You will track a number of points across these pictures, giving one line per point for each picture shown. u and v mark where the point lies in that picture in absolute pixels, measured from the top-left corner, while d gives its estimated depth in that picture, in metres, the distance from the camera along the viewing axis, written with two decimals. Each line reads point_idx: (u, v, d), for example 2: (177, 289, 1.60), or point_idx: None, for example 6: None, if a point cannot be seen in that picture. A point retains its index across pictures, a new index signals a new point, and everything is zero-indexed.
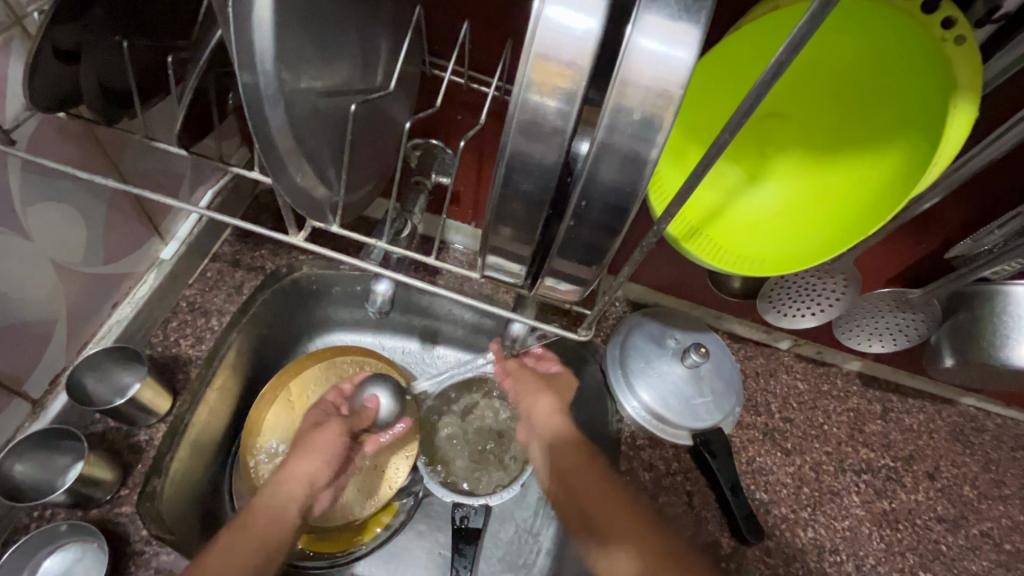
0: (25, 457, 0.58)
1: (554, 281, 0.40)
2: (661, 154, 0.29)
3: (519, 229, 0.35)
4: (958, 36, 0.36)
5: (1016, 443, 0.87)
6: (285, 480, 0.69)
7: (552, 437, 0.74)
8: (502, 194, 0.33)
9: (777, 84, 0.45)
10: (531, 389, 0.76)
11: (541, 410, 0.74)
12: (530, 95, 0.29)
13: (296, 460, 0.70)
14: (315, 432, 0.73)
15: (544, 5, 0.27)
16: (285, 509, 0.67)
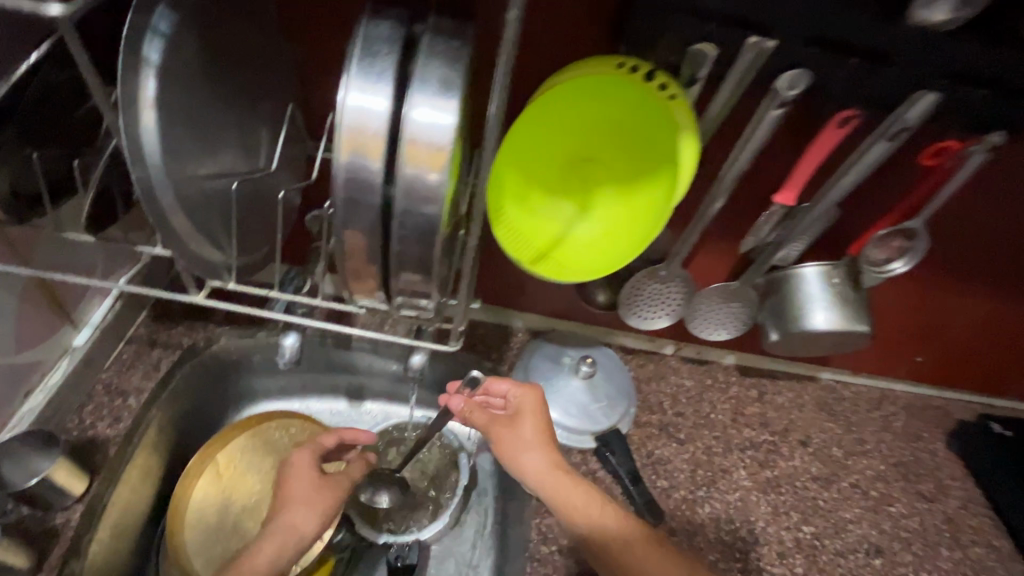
0: None
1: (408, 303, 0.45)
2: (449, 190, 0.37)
3: None
4: (672, 94, 0.51)
5: (871, 404, 1.02)
6: (275, 538, 0.65)
7: (557, 484, 0.70)
8: (340, 238, 0.39)
9: (579, 139, 0.58)
10: (508, 440, 0.72)
11: (530, 456, 0.72)
12: (345, 159, 0.36)
13: (291, 515, 0.66)
14: (316, 487, 0.69)
15: (345, 91, 0.35)
16: (273, 565, 0.64)
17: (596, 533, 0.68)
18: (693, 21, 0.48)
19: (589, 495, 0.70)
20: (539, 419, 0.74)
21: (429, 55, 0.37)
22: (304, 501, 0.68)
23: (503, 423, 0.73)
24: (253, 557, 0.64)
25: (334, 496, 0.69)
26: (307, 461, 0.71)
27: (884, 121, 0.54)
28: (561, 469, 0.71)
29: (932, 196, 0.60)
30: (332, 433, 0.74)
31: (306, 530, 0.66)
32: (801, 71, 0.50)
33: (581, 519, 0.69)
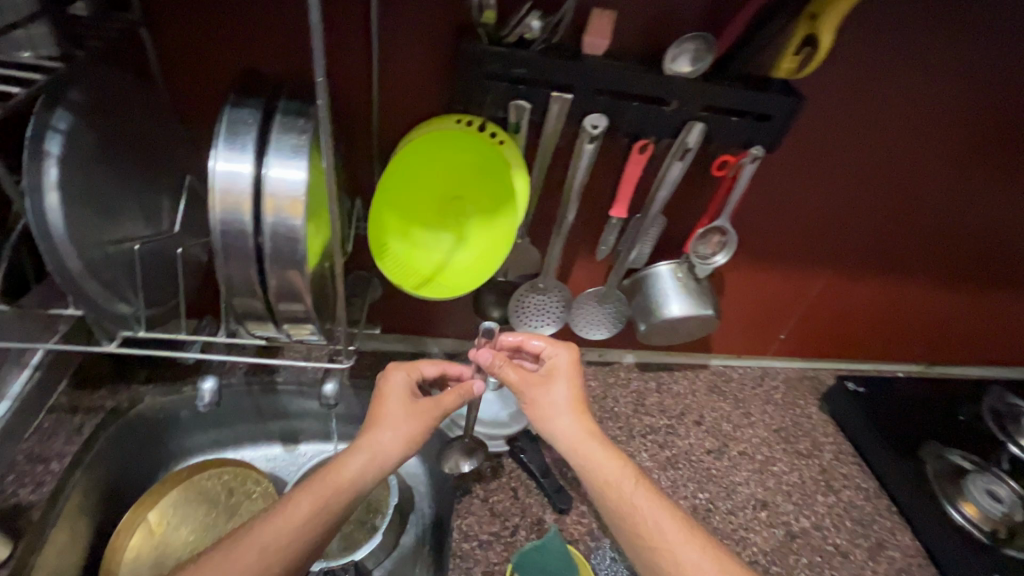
0: None
1: (291, 325, 0.55)
2: (304, 227, 0.47)
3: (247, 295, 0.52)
4: (501, 139, 0.65)
5: (754, 381, 1.17)
6: (362, 453, 0.63)
7: (591, 452, 0.68)
8: (225, 275, 0.49)
9: (443, 179, 0.71)
10: (542, 397, 0.71)
11: (561, 421, 0.70)
12: (218, 213, 0.47)
13: (382, 432, 0.64)
14: (408, 410, 0.67)
15: (214, 162, 0.46)
16: (358, 480, 0.62)
17: (624, 511, 0.64)
18: (506, 85, 0.61)
19: (623, 468, 0.67)
20: (573, 381, 0.73)
21: (281, 129, 0.48)
22: (395, 423, 0.65)
23: (534, 382, 0.72)
24: (340, 469, 0.62)
25: (421, 423, 0.67)
26: (402, 383, 0.69)
27: (673, 145, 0.69)
28: (594, 435, 0.69)
29: (729, 198, 0.76)
30: (433, 362, 0.74)
31: (392, 449, 0.64)
32: (597, 113, 0.64)
33: (611, 492, 0.66)
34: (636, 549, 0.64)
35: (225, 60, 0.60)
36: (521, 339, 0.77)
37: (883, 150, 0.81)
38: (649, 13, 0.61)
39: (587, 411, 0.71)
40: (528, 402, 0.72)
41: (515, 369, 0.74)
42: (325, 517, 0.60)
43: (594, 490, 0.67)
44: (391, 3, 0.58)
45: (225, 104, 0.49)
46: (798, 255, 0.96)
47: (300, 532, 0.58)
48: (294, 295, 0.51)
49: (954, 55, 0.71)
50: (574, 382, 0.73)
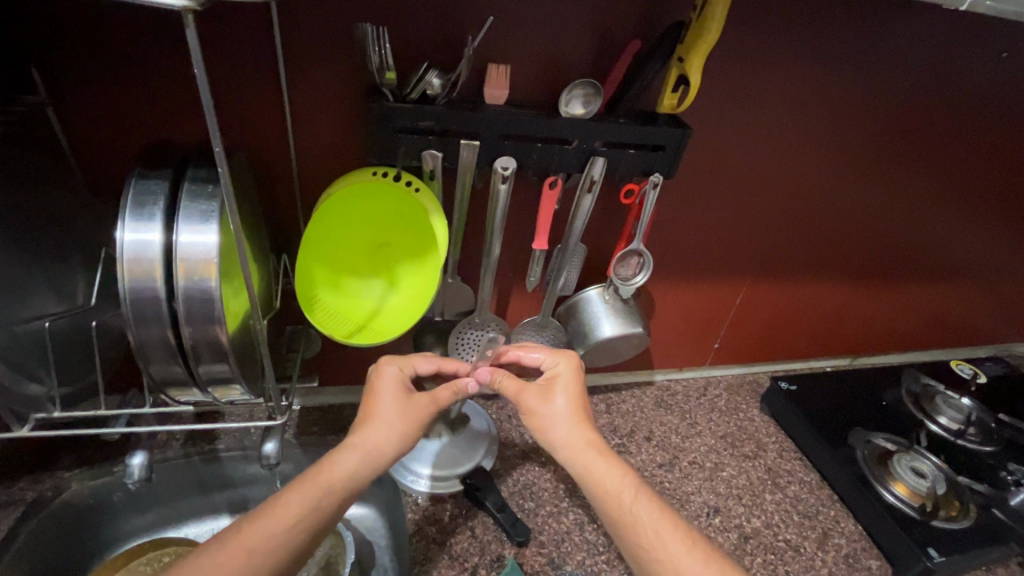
0: None
1: (214, 387, 0.55)
2: (218, 286, 0.49)
3: (164, 360, 0.52)
4: (416, 186, 0.69)
5: (697, 392, 1.22)
6: (357, 451, 0.62)
7: (590, 460, 0.67)
8: (140, 341, 0.50)
9: (368, 229, 0.73)
10: (536, 404, 0.73)
11: (559, 428, 0.71)
12: (128, 281, 0.48)
13: (375, 428, 0.64)
14: (406, 407, 0.67)
15: (121, 233, 0.48)
16: (352, 478, 0.60)
17: (624, 523, 0.63)
18: (416, 137, 0.65)
19: (621, 478, 0.66)
20: (569, 387, 0.74)
21: (189, 195, 0.50)
22: (389, 418, 0.65)
23: (534, 392, 0.74)
24: (332, 467, 0.60)
25: (415, 416, 0.67)
26: (394, 377, 0.69)
27: (581, 178, 0.74)
28: (592, 439, 0.69)
29: (639, 222, 0.82)
30: (427, 359, 0.74)
31: (387, 444, 0.63)
32: (506, 156, 0.69)
33: (611, 503, 0.65)
34: (637, 560, 0.62)
35: (137, 132, 0.61)
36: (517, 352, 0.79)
37: (775, 171, 0.90)
38: (542, 65, 0.67)
39: (585, 418, 0.72)
40: (526, 409, 0.73)
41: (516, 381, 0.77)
42: (319, 515, 0.57)
43: (594, 499, 0.66)
44: (298, 71, 0.61)
45: (132, 175, 0.51)
46: (717, 270, 1.03)
47: (291, 532, 0.55)
48: (214, 356, 0.52)
49: (821, 87, 0.81)
50: (568, 387, 0.74)
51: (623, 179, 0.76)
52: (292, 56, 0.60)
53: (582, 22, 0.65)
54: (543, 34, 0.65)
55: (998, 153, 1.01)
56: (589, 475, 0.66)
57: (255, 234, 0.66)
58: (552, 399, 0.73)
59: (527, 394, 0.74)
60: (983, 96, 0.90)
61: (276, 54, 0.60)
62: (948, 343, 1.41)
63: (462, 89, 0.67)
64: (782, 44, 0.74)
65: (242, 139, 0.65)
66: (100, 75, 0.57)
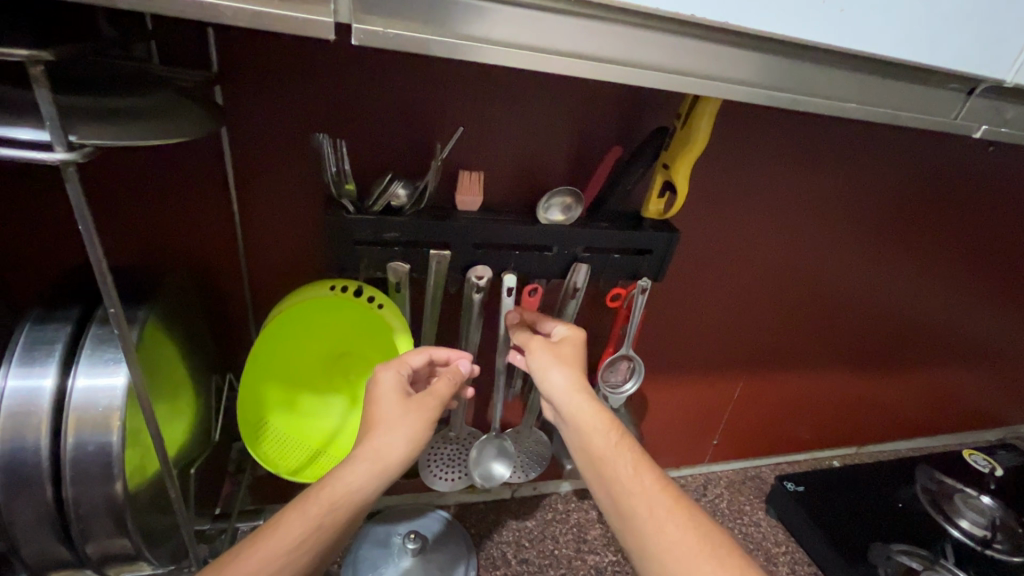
0: None
1: (111, 565, 0.45)
2: (119, 445, 0.40)
3: (44, 539, 0.42)
4: (379, 303, 0.62)
5: (697, 492, 1.11)
6: (361, 462, 0.51)
7: (587, 430, 0.58)
8: (12, 516, 0.40)
9: (325, 342, 0.65)
10: (546, 363, 0.61)
11: (563, 393, 0.60)
12: (3, 445, 0.39)
13: (381, 436, 0.53)
14: (405, 403, 0.55)
15: (4, 383, 0.39)
16: (357, 493, 0.50)
17: (616, 489, 0.55)
18: (379, 249, 0.59)
19: (622, 447, 0.57)
20: (575, 341, 0.63)
21: (95, 332, 0.43)
22: (393, 426, 0.54)
23: (545, 349, 0.62)
24: (335, 481, 0.50)
25: (424, 420, 0.55)
26: (393, 382, 0.57)
27: (563, 285, 0.68)
28: (591, 394, 0.60)
29: (628, 327, 0.75)
30: (420, 351, 0.61)
31: (396, 456, 0.52)
32: (481, 265, 0.63)
33: (614, 478, 0.56)
34: (626, 528, 0.53)
35: (61, 249, 0.54)
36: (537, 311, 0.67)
37: (769, 267, 0.85)
38: (518, 172, 0.63)
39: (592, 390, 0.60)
40: (527, 357, 0.62)
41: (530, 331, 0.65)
42: (326, 537, 0.48)
43: (593, 469, 0.57)
44: (250, 181, 0.56)
45: (33, 310, 0.44)
46: (713, 365, 0.96)
47: (288, 558, 0.46)
48: (110, 529, 0.43)
49: (813, 186, 0.77)
50: (575, 342, 0.63)
51: (609, 284, 0.71)
52: (243, 166, 0.55)
53: (560, 129, 0.61)
54: (520, 142, 0.61)
55: (993, 241, 0.98)
56: (590, 434, 0.58)
57: (195, 359, 0.58)
58: (561, 352, 0.61)
59: (537, 353, 0.61)
60: (973, 188, 0.88)
61: (224, 164, 0.54)
62: (956, 428, 1.33)
63: (432, 198, 0.62)
64: (770, 146, 0.71)
65: (185, 251, 0.58)
66: (19, 186, 0.50)
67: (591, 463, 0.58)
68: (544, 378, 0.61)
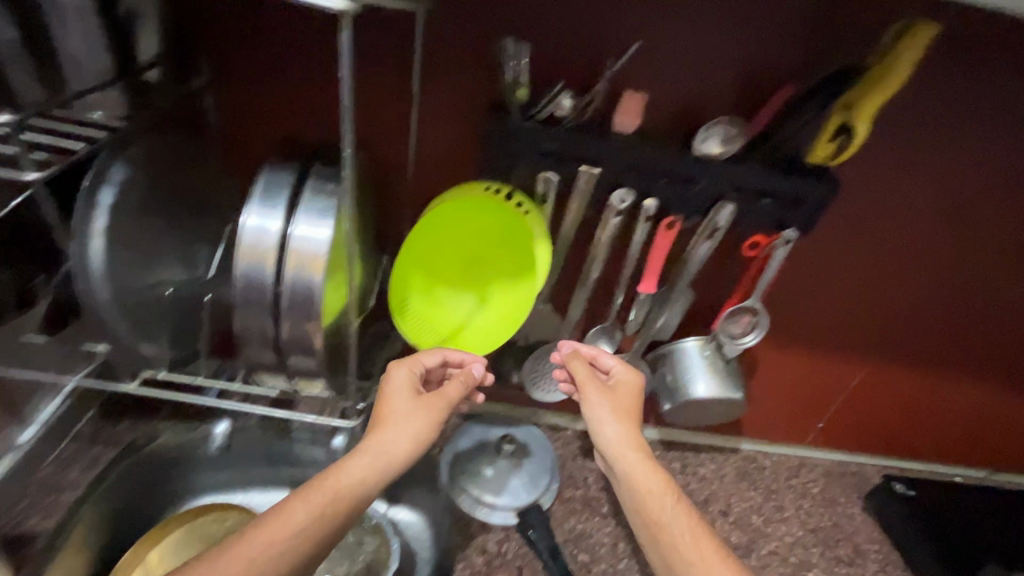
0: None
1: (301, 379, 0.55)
2: (321, 283, 0.49)
3: (258, 344, 0.52)
4: (526, 209, 0.65)
5: (789, 472, 1.07)
6: (366, 457, 0.58)
7: (642, 484, 0.64)
8: (241, 323, 0.51)
9: (468, 240, 0.72)
10: (599, 407, 0.68)
11: (616, 437, 0.67)
12: (243, 267, 0.49)
13: (386, 432, 0.60)
14: (414, 403, 0.62)
15: (248, 218, 0.49)
16: (361, 486, 0.56)
17: (666, 544, 0.61)
18: (535, 157, 0.62)
19: (676, 505, 0.63)
20: (632, 388, 0.71)
21: (313, 190, 0.51)
22: (400, 424, 0.61)
23: (599, 393, 0.69)
24: (340, 473, 0.56)
25: (427, 419, 0.62)
26: (405, 379, 0.64)
27: (703, 223, 0.68)
28: (646, 452, 0.66)
29: (758, 280, 0.74)
30: (433, 353, 0.68)
31: (399, 451, 0.59)
32: (625, 189, 0.65)
33: (661, 533, 0.61)
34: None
35: (275, 121, 0.64)
36: (595, 352, 0.75)
37: (934, 243, 0.77)
38: (681, 97, 0.62)
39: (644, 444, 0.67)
40: (585, 404, 0.69)
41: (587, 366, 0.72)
42: (325, 526, 0.54)
43: (641, 521, 0.64)
44: (432, 78, 0.61)
45: (269, 162, 0.52)
46: (838, 343, 0.90)
47: (291, 543, 0.52)
48: (304, 350, 0.52)
49: (1014, 158, 0.68)
50: (632, 387, 0.71)
51: (750, 230, 0.69)
52: (429, 61, 0.60)
53: (735, 56, 0.59)
54: (690, 66, 0.60)
55: None
56: (648, 499, 0.63)
57: (365, 233, 0.67)
58: (619, 400, 0.70)
59: (592, 398, 0.69)
60: None
61: (414, 59, 0.60)
62: None
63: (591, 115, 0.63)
64: (973, 103, 0.64)
65: (367, 138, 0.67)
66: (253, 58, 0.59)
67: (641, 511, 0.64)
68: (597, 424, 0.68)
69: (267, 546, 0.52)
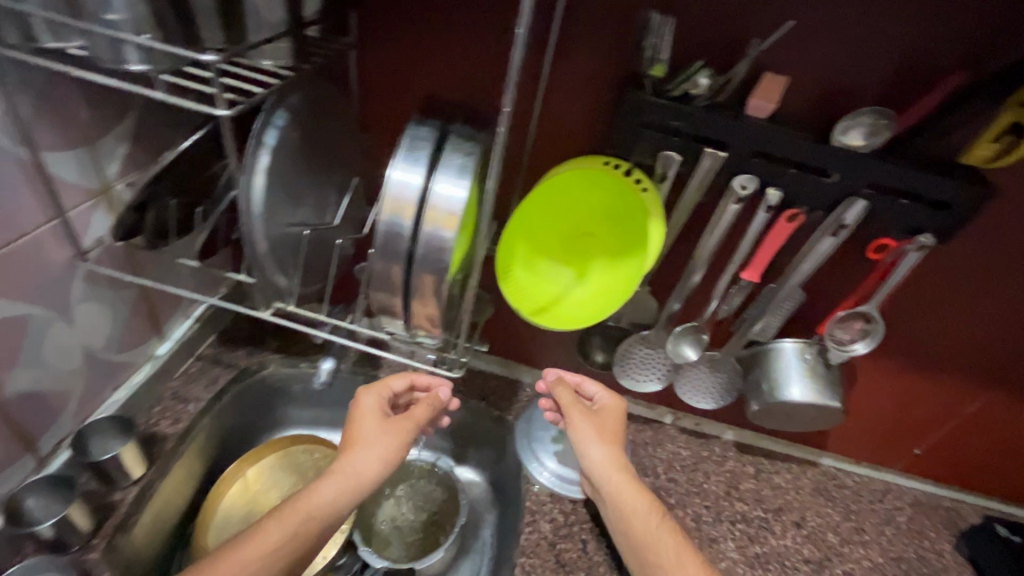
0: (37, 492, 0.68)
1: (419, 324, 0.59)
2: (454, 240, 0.51)
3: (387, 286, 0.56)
4: (644, 186, 0.65)
5: (873, 496, 1.01)
6: (339, 477, 0.64)
7: (628, 504, 0.68)
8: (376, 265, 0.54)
9: (575, 214, 0.72)
10: (583, 430, 0.73)
11: (598, 460, 0.71)
12: (385, 218, 0.51)
13: (356, 453, 0.65)
14: (381, 426, 0.68)
15: (393, 172, 0.52)
16: (332, 504, 0.62)
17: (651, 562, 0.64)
18: (660, 135, 0.62)
19: (662, 525, 0.67)
20: (615, 412, 0.76)
21: (452, 150, 0.54)
22: (372, 445, 0.66)
23: (582, 417, 0.73)
24: (314, 493, 0.62)
25: (397, 439, 0.68)
26: (373, 403, 0.69)
27: (826, 219, 0.64)
28: (627, 473, 0.70)
29: (880, 287, 0.70)
30: (401, 376, 0.74)
31: (369, 470, 0.64)
32: (747, 175, 0.63)
33: (648, 550, 0.65)
34: None
35: (411, 82, 0.68)
36: (580, 379, 0.80)
37: None
38: (825, 85, 0.59)
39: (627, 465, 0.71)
40: (570, 427, 0.73)
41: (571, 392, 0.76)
42: (299, 541, 0.60)
43: (626, 539, 0.68)
44: (567, 49, 0.62)
45: (412, 121, 0.56)
46: (955, 366, 0.84)
47: (271, 557, 0.58)
48: (427, 297, 0.55)
49: None
50: (614, 411, 0.76)
51: (878, 231, 0.65)
52: (567, 33, 0.61)
53: (893, 44, 0.56)
54: (841, 52, 0.57)
55: None
56: (631, 517, 0.68)
57: None
58: (603, 423, 0.74)
59: (576, 422, 0.73)
60: None
61: (552, 27, 0.61)
62: None
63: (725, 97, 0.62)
64: None
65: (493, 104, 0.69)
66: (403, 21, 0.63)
67: (626, 529, 0.68)
68: (581, 447, 0.72)
69: (249, 559, 0.57)
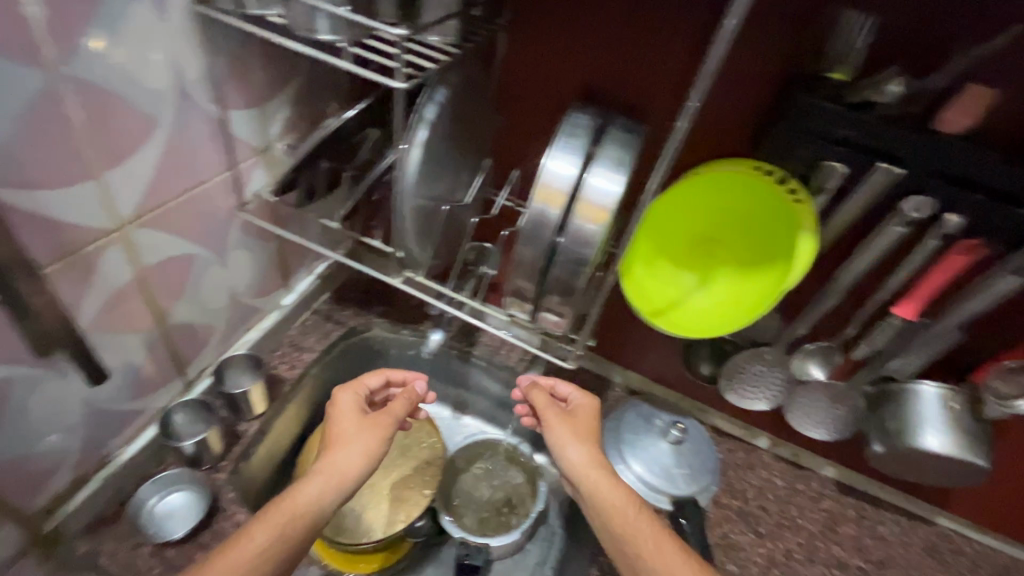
0: (185, 410, 0.76)
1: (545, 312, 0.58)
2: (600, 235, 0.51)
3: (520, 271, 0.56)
4: (798, 197, 0.60)
5: (996, 570, 0.90)
6: (321, 476, 0.57)
7: (618, 513, 0.59)
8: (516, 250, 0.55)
9: (710, 219, 0.68)
10: (557, 429, 0.67)
11: (575, 460, 0.64)
12: (535, 206, 0.52)
13: (339, 451, 0.60)
14: (359, 419, 0.64)
15: (549, 163, 0.52)
16: (319, 504, 0.55)
17: None
18: (824, 145, 0.57)
19: (657, 535, 0.58)
20: (591, 410, 0.71)
21: (609, 146, 0.54)
22: (353, 441, 0.61)
23: (556, 417, 0.68)
24: (297, 493, 0.55)
25: (378, 435, 0.62)
26: (351, 400, 0.66)
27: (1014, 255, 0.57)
28: (608, 472, 0.63)
29: None
30: (376, 374, 0.72)
31: (355, 469, 0.59)
32: (922, 197, 0.57)
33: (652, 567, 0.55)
34: None
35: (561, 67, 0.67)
36: (553, 380, 0.76)
37: None
38: None
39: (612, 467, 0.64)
40: (546, 429, 0.68)
41: (546, 395, 0.72)
42: (287, 545, 0.52)
43: (619, 552, 0.58)
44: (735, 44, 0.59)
45: (569, 112, 0.57)
46: None
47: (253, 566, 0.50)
48: (560, 287, 0.55)
49: None
50: (587, 409, 0.71)
51: None
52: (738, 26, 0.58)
53: None
54: None
55: None
56: (613, 513, 0.59)
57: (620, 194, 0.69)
58: (578, 421, 0.69)
59: (552, 425, 0.68)
60: None
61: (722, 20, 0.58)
62: None
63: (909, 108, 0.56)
64: None
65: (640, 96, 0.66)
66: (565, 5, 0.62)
67: (621, 539, 0.58)
68: (561, 451, 0.65)
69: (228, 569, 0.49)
